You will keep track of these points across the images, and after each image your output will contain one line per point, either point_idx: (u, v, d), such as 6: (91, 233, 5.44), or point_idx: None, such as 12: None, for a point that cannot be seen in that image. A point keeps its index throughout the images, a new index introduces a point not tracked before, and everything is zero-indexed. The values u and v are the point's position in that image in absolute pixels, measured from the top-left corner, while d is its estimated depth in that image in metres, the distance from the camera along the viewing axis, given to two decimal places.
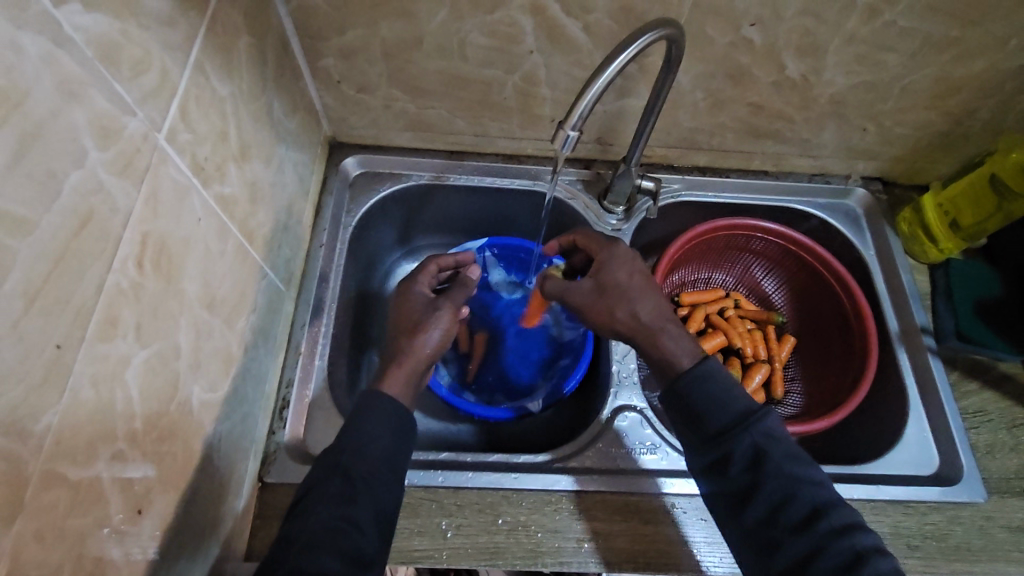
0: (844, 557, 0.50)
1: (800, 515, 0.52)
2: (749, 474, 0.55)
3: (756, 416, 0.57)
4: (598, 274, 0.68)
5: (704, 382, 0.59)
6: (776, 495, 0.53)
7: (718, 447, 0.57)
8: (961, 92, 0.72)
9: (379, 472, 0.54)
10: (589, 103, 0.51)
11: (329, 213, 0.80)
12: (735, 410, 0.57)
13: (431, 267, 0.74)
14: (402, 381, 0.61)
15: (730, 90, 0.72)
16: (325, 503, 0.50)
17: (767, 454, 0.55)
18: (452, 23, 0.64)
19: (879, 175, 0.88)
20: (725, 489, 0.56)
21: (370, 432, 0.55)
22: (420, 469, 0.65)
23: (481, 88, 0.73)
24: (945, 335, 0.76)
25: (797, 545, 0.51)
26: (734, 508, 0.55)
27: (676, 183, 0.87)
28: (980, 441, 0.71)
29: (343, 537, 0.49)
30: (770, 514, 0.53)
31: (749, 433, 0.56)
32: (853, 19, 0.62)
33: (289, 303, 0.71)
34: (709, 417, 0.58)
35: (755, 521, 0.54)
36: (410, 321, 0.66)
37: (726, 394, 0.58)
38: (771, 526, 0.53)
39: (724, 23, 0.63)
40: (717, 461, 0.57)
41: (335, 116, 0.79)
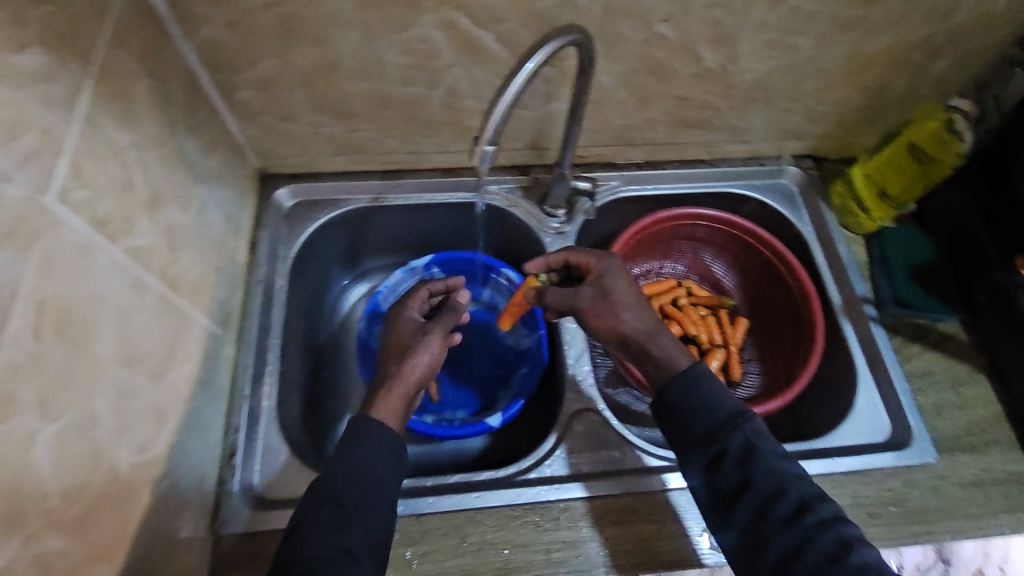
0: (829, 547, 0.51)
1: (789, 509, 0.53)
2: (740, 471, 0.55)
3: (744, 416, 0.58)
4: (596, 284, 0.66)
5: (694, 389, 0.59)
6: (767, 489, 0.54)
7: (709, 449, 0.57)
8: (874, 66, 0.74)
9: (372, 498, 0.53)
10: (502, 115, 0.51)
11: (265, 248, 0.77)
12: (725, 412, 0.58)
13: (421, 292, 0.72)
14: (392, 407, 0.60)
15: (653, 85, 0.73)
16: (317, 531, 0.50)
17: (757, 452, 0.56)
18: (365, 45, 0.63)
19: (810, 152, 0.90)
20: (715, 488, 0.56)
21: (360, 458, 0.55)
22: (409, 498, 0.63)
23: (407, 106, 0.72)
24: (885, 303, 0.78)
25: (787, 537, 0.53)
26: (724, 505, 0.56)
27: (614, 180, 0.87)
28: (927, 403, 0.73)
29: (336, 567, 0.48)
30: (760, 510, 0.54)
31: (739, 434, 0.57)
32: (759, 6, 0.64)
33: (230, 346, 0.69)
34: (700, 420, 0.58)
35: (745, 518, 0.55)
36: (399, 345, 0.65)
37: (715, 397, 0.59)
38: (761, 520, 0.54)
39: (636, 21, 0.64)
40: (708, 464, 0.57)
41: (261, 147, 0.77)
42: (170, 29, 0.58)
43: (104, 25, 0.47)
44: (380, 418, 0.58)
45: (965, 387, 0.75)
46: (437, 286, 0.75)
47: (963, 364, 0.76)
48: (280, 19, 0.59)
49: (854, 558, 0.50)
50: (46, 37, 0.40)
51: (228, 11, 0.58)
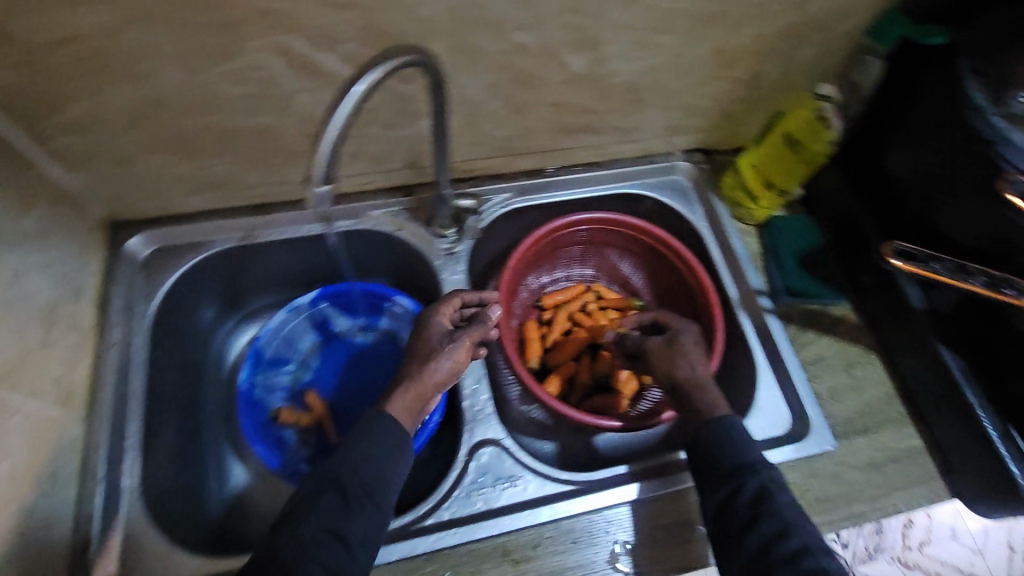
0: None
1: (791, 551, 0.52)
2: (750, 509, 0.55)
3: (764, 464, 0.58)
4: (668, 333, 0.69)
5: (725, 432, 0.60)
6: (773, 530, 0.53)
7: (724, 484, 0.57)
8: (742, 59, 0.73)
9: (372, 494, 0.55)
10: (328, 148, 0.47)
11: (118, 306, 0.69)
12: (746, 457, 0.58)
13: (454, 300, 0.70)
14: (406, 405, 0.62)
15: (524, 94, 0.70)
16: (315, 514, 0.53)
17: (771, 496, 0.55)
18: (190, 77, 0.57)
19: (699, 145, 0.90)
20: (726, 522, 0.56)
21: (363, 454, 0.57)
22: (394, 544, 0.62)
23: (258, 137, 0.66)
24: (778, 293, 0.79)
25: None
26: (733, 541, 0.55)
27: (504, 192, 0.84)
28: (823, 389, 0.74)
29: (326, 551, 0.50)
30: (763, 547, 0.53)
31: (757, 477, 0.57)
32: (615, 8, 0.61)
33: (75, 424, 0.61)
34: (722, 456, 0.59)
35: (750, 555, 0.53)
36: (425, 349, 0.66)
37: (742, 445, 0.59)
38: (762, 558, 0.52)
39: (489, 31, 0.60)
40: (721, 498, 0.57)
41: (100, 194, 0.69)
42: None
43: None
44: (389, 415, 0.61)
45: (858, 368, 0.76)
46: (472, 296, 0.72)
47: (856, 346, 0.77)
48: (79, 55, 0.52)
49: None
50: None
51: (12, 51, 0.50)
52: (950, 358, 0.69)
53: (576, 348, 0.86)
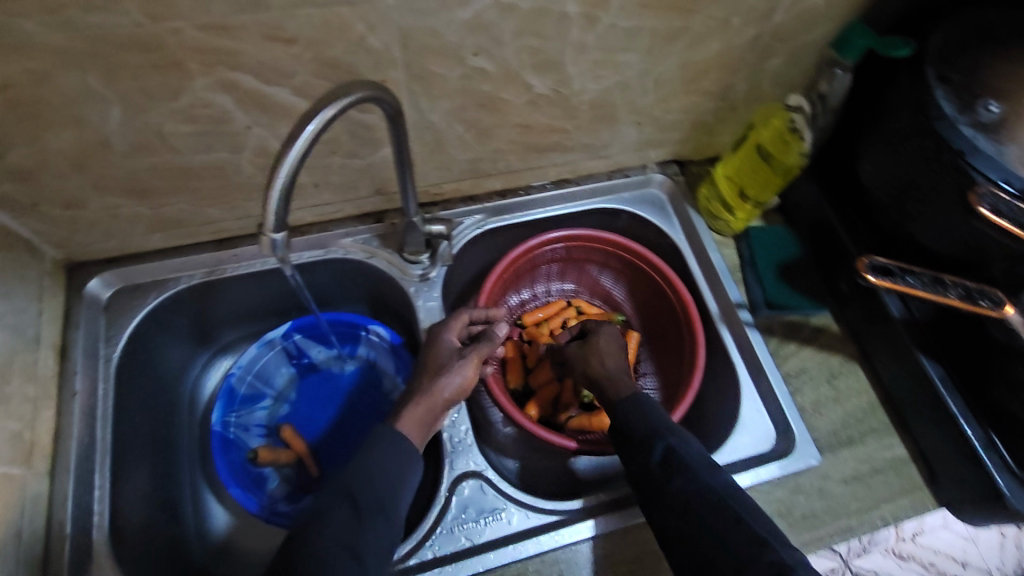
0: (727, 526, 0.53)
1: (699, 498, 0.55)
2: (666, 474, 0.57)
3: (670, 429, 0.60)
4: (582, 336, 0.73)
5: (637, 407, 0.62)
6: (690, 490, 0.56)
7: (638, 449, 0.60)
8: (710, 71, 0.72)
9: (382, 508, 0.53)
10: (280, 201, 0.45)
11: (80, 351, 0.67)
12: (654, 424, 0.60)
13: (462, 316, 0.69)
14: (416, 420, 0.60)
15: (489, 117, 0.68)
16: (329, 530, 0.51)
17: (680, 459, 0.57)
18: (136, 119, 0.54)
19: (673, 157, 0.89)
20: (643, 481, 0.59)
21: (371, 470, 0.55)
22: None
23: (214, 173, 0.64)
24: (758, 306, 0.78)
25: (692, 521, 0.55)
26: (652, 498, 0.58)
27: (477, 214, 0.82)
28: (807, 402, 0.73)
29: (341, 566, 0.49)
30: (677, 500, 0.56)
31: (662, 441, 0.59)
32: (575, 30, 0.60)
33: (39, 480, 0.59)
34: (633, 426, 0.61)
35: (667, 508, 0.57)
36: (434, 362, 0.65)
37: (653, 416, 0.61)
38: (675, 508, 0.56)
39: (446, 58, 0.58)
40: (638, 462, 0.59)
41: (55, 238, 0.66)
42: None
43: None
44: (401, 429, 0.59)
45: (840, 378, 0.75)
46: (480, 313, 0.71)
47: (837, 355, 0.77)
48: (13, 102, 0.50)
49: (747, 532, 0.53)
50: None
51: None
52: (930, 368, 0.68)
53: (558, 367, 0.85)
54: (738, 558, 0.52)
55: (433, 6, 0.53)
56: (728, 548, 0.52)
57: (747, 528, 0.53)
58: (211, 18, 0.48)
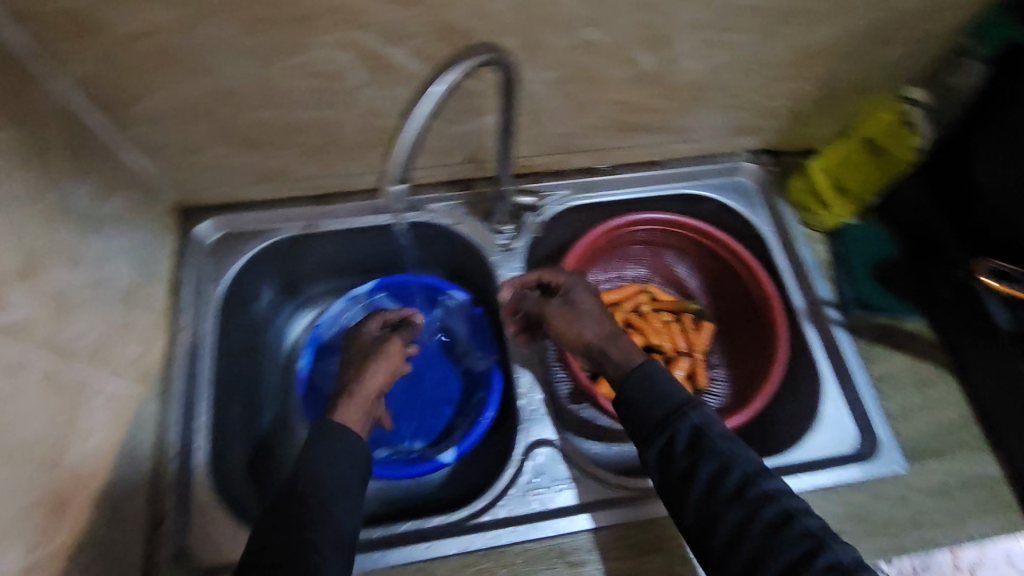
0: (774, 516, 0.51)
1: (734, 487, 0.53)
2: (689, 455, 0.55)
3: (693, 405, 0.57)
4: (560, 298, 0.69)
5: (645, 383, 0.59)
6: (715, 469, 0.54)
7: (658, 436, 0.57)
8: (821, 57, 0.69)
9: (332, 497, 0.52)
10: (405, 153, 0.47)
11: (189, 290, 0.71)
12: (673, 401, 0.58)
13: (529, 278, 0.71)
14: (352, 414, 0.60)
15: (588, 91, 0.68)
16: (285, 525, 0.49)
17: (704, 436, 0.55)
18: (263, 71, 0.57)
19: (766, 146, 0.86)
20: (667, 472, 0.56)
21: (320, 463, 0.54)
22: (458, 536, 0.62)
23: (322, 130, 0.66)
24: (848, 305, 0.77)
25: (734, 515, 0.52)
26: (678, 493, 0.55)
27: (563, 189, 0.82)
28: (894, 408, 0.71)
29: (301, 554, 0.48)
30: (709, 490, 0.54)
31: (687, 420, 0.57)
32: (691, 5, 0.58)
33: (151, 403, 0.63)
34: (650, 408, 0.58)
35: (697, 501, 0.54)
36: (358, 359, 0.67)
37: (665, 388, 0.59)
38: (709, 502, 0.53)
39: (558, 28, 0.58)
40: (661, 449, 0.57)
41: (174, 182, 0.71)
42: (36, 68, 0.52)
43: None
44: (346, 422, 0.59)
45: (931, 388, 0.72)
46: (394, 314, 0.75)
47: (929, 363, 0.74)
48: (158, 49, 0.53)
49: (797, 525, 0.51)
50: None
51: (98, 46, 0.52)
52: None
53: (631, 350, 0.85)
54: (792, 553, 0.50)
55: None
56: (779, 542, 0.50)
57: (797, 522, 0.51)
58: None
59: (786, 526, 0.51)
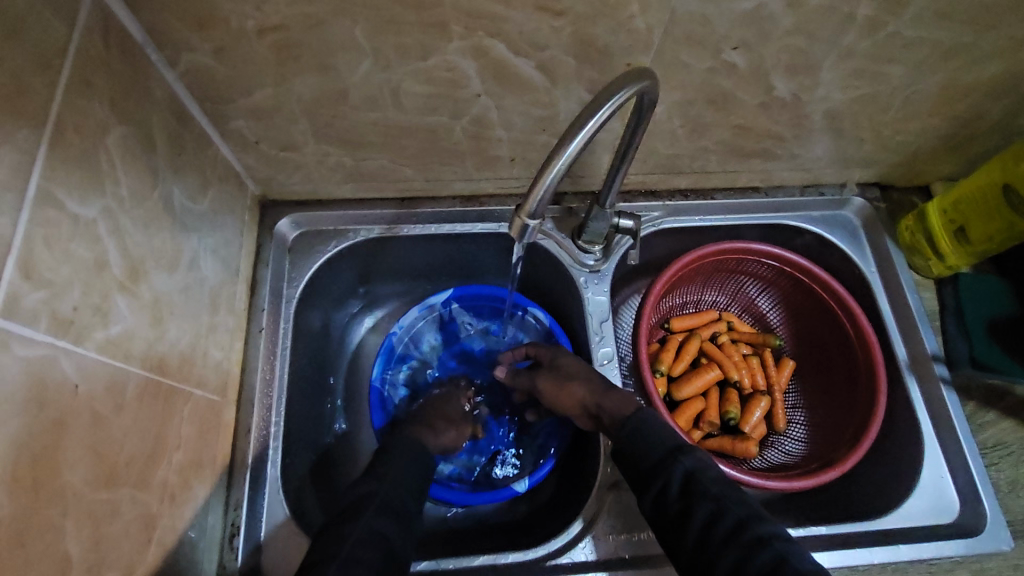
0: (769, 560, 0.48)
1: (728, 530, 0.50)
2: (681, 499, 0.53)
3: (682, 449, 0.56)
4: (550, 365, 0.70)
5: (638, 428, 0.58)
6: (706, 514, 0.51)
7: (651, 482, 0.55)
8: (970, 97, 0.63)
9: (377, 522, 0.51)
10: (548, 188, 0.43)
11: (268, 288, 0.68)
12: (663, 447, 0.56)
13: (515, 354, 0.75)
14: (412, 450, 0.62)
15: (711, 114, 0.63)
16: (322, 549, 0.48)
17: (696, 479, 0.53)
18: (379, 73, 0.53)
19: (876, 180, 0.80)
20: (662, 519, 0.54)
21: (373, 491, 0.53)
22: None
23: (425, 136, 0.63)
24: (960, 363, 0.71)
25: (725, 561, 0.49)
26: (675, 535, 0.53)
27: (655, 211, 0.78)
28: (1002, 479, 0.67)
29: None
30: (703, 535, 0.51)
31: (678, 465, 0.55)
32: (852, 32, 0.53)
33: (229, 409, 0.61)
34: (642, 453, 0.57)
35: (693, 545, 0.51)
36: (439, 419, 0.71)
37: (656, 433, 0.57)
38: (704, 548, 0.51)
39: (702, 48, 0.53)
40: (654, 497, 0.55)
41: (260, 176, 0.68)
42: (148, 56, 0.49)
43: (57, 73, 0.38)
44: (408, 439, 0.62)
45: None
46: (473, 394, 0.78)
47: None
48: (278, 45, 0.49)
49: (790, 568, 0.47)
50: None
51: (215, 37, 0.48)
52: None
53: (706, 383, 0.81)
54: None
55: None
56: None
57: (790, 565, 0.47)
58: None
59: (781, 570, 0.47)
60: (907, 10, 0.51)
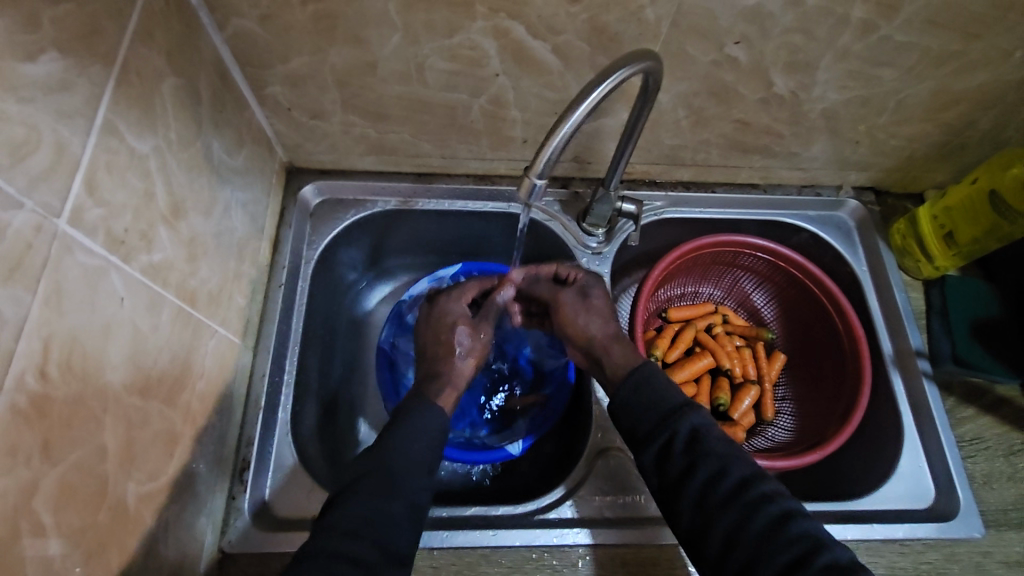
0: (773, 517, 0.50)
1: (731, 487, 0.52)
2: (687, 457, 0.54)
3: (689, 406, 0.57)
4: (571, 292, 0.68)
5: (645, 384, 0.59)
6: (710, 472, 0.53)
7: (657, 439, 0.56)
8: (960, 104, 0.67)
9: (413, 474, 0.53)
10: (556, 149, 0.47)
11: (288, 248, 0.73)
12: (668, 405, 0.57)
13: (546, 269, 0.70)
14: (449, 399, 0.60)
15: (715, 107, 0.67)
16: (363, 496, 0.50)
17: (702, 437, 0.55)
18: (408, 47, 0.58)
19: (871, 185, 0.84)
20: (663, 475, 0.55)
21: (400, 441, 0.54)
22: (523, 530, 0.63)
23: (445, 112, 0.67)
24: (942, 359, 0.73)
25: (727, 518, 0.51)
26: (675, 491, 0.54)
27: (658, 200, 0.81)
28: (977, 472, 0.69)
29: (377, 527, 0.49)
30: (705, 492, 0.53)
31: (684, 421, 0.56)
32: (846, 34, 0.57)
33: (246, 354, 0.65)
34: (647, 411, 0.58)
35: (693, 502, 0.53)
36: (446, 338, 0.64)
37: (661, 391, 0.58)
38: (705, 505, 0.52)
39: (706, 41, 0.58)
40: (658, 452, 0.56)
41: (290, 143, 0.72)
42: (200, 18, 0.54)
43: (127, 22, 0.43)
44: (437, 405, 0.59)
45: (1019, 457, 0.70)
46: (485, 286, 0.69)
47: (1018, 432, 0.71)
48: (318, 15, 0.54)
49: (795, 527, 0.50)
50: (63, 41, 0.37)
51: (262, 4, 0.53)
52: None
53: (698, 370, 0.83)
54: (789, 557, 0.48)
55: None
56: (774, 544, 0.49)
57: (792, 522, 0.50)
58: None
59: (782, 526, 0.50)
60: (898, 14, 0.55)
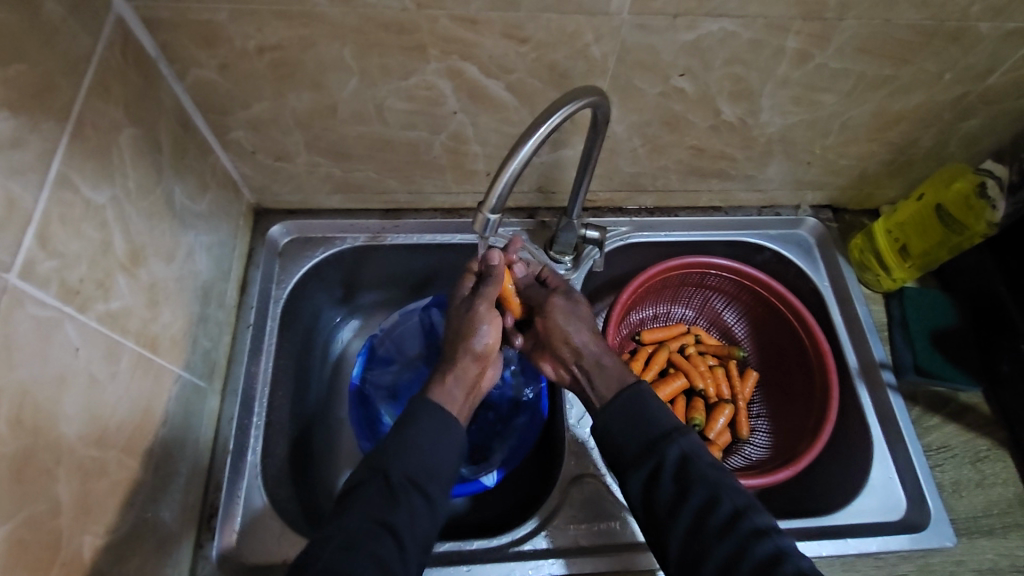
0: (765, 554, 0.50)
1: (724, 519, 0.52)
2: (676, 485, 0.54)
3: (680, 430, 0.56)
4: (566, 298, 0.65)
5: (637, 403, 0.58)
6: (701, 504, 0.53)
7: (643, 464, 0.55)
8: (900, 124, 0.71)
9: (420, 485, 0.52)
10: (507, 184, 0.48)
11: (256, 289, 0.73)
12: (659, 426, 0.57)
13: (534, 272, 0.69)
14: (450, 394, 0.58)
15: (668, 135, 0.69)
16: (363, 506, 0.50)
17: (691, 464, 0.54)
18: (366, 90, 0.60)
19: (828, 203, 0.86)
20: (652, 506, 0.54)
21: (417, 438, 0.53)
22: (497, 563, 0.62)
23: (408, 149, 0.69)
24: (904, 370, 0.75)
25: (721, 551, 0.51)
26: (664, 525, 0.54)
27: (623, 226, 0.83)
28: (946, 480, 0.70)
29: (380, 544, 0.48)
30: (696, 523, 0.52)
31: (674, 446, 0.55)
32: (784, 63, 0.60)
33: (212, 398, 0.65)
34: (634, 434, 0.57)
35: (684, 532, 0.52)
36: (455, 325, 0.61)
37: (654, 409, 0.58)
38: (696, 535, 0.52)
39: (653, 74, 0.60)
40: (646, 477, 0.55)
41: (256, 184, 0.73)
42: (160, 69, 0.55)
43: (82, 77, 0.44)
44: (440, 403, 0.57)
45: (986, 463, 0.71)
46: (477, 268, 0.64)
47: (984, 439, 0.73)
48: (275, 62, 0.56)
49: (789, 563, 0.49)
50: (14, 100, 0.38)
51: (221, 54, 0.55)
52: None
53: (671, 392, 0.82)
54: None
55: (664, 25, 0.55)
56: None
57: (784, 559, 0.49)
58: (465, 11, 0.52)
59: (777, 562, 0.49)
60: (830, 44, 0.58)
